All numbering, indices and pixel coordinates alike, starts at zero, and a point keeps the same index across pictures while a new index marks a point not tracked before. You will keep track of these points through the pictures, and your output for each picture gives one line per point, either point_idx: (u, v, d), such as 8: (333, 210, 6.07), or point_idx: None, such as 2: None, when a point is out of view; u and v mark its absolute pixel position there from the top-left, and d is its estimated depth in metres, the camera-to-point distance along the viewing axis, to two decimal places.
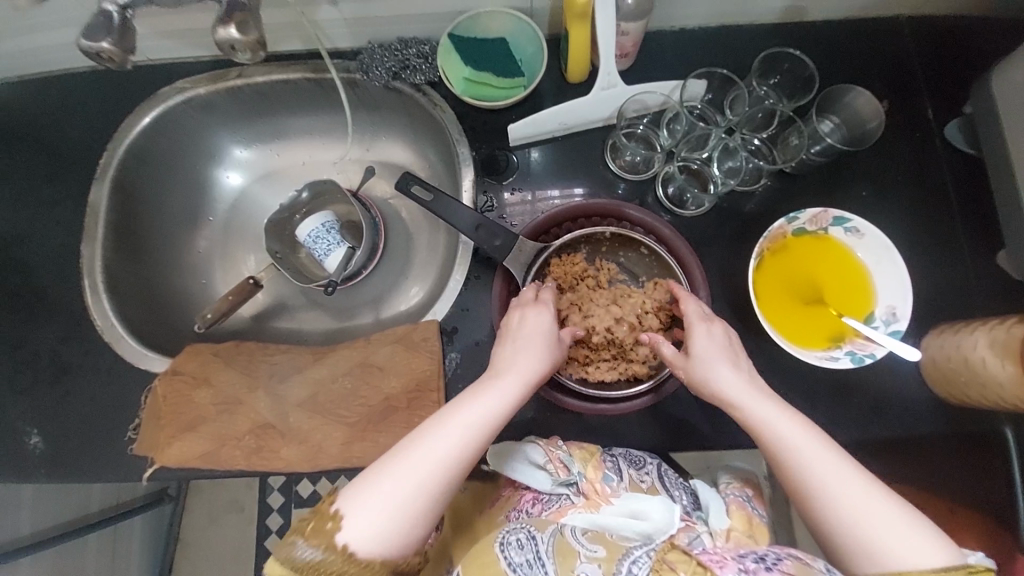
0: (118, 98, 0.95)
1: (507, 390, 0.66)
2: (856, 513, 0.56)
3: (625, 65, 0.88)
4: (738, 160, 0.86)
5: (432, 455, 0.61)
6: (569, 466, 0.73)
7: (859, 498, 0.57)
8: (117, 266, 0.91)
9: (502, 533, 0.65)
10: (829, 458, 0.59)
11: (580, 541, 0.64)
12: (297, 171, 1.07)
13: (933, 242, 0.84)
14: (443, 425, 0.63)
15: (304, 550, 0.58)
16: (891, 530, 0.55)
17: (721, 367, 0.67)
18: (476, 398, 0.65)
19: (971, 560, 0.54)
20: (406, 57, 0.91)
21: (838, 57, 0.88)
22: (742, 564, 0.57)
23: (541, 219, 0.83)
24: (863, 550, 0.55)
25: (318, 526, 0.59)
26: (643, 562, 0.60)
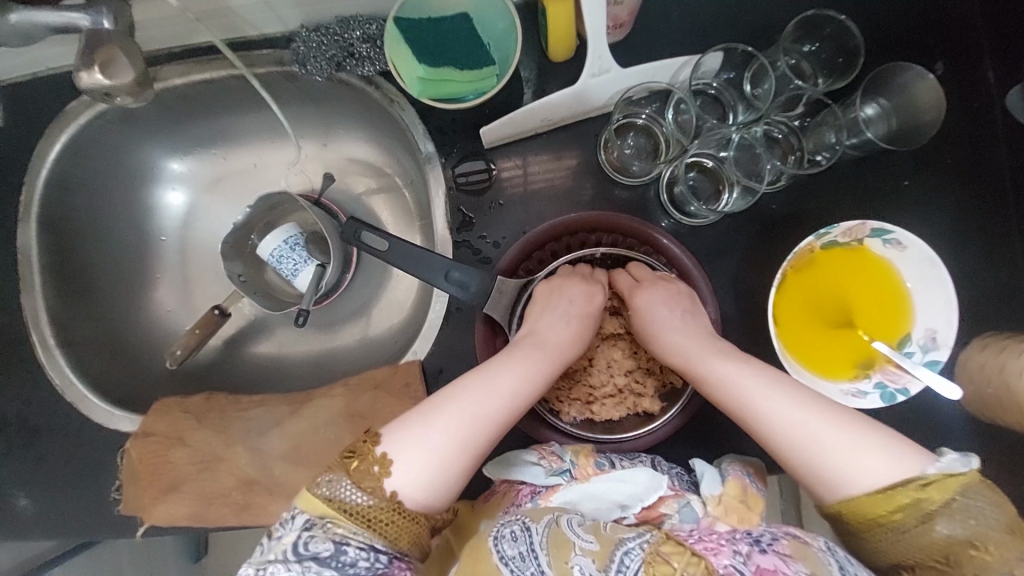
0: (21, 119, 0.81)
1: (542, 352, 0.65)
2: (816, 444, 0.55)
3: (619, 37, 0.71)
4: (757, 154, 0.71)
5: (481, 413, 0.59)
6: (561, 455, 0.68)
7: (817, 428, 0.56)
8: (65, 315, 0.83)
9: (496, 526, 0.59)
10: (785, 394, 0.58)
11: (576, 531, 0.58)
12: (249, 177, 0.94)
13: (988, 236, 0.72)
14: (490, 386, 0.61)
15: (347, 491, 0.53)
16: (861, 454, 0.54)
17: (677, 330, 0.67)
18: (522, 364, 0.63)
19: (931, 471, 0.51)
20: (349, 42, 0.75)
21: (889, 5, 0.70)
22: (736, 546, 0.56)
23: (523, 243, 0.71)
24: (831, 478, 0.54)
25: (365, 469, 0.55)
26: (635, 554, 0.54)
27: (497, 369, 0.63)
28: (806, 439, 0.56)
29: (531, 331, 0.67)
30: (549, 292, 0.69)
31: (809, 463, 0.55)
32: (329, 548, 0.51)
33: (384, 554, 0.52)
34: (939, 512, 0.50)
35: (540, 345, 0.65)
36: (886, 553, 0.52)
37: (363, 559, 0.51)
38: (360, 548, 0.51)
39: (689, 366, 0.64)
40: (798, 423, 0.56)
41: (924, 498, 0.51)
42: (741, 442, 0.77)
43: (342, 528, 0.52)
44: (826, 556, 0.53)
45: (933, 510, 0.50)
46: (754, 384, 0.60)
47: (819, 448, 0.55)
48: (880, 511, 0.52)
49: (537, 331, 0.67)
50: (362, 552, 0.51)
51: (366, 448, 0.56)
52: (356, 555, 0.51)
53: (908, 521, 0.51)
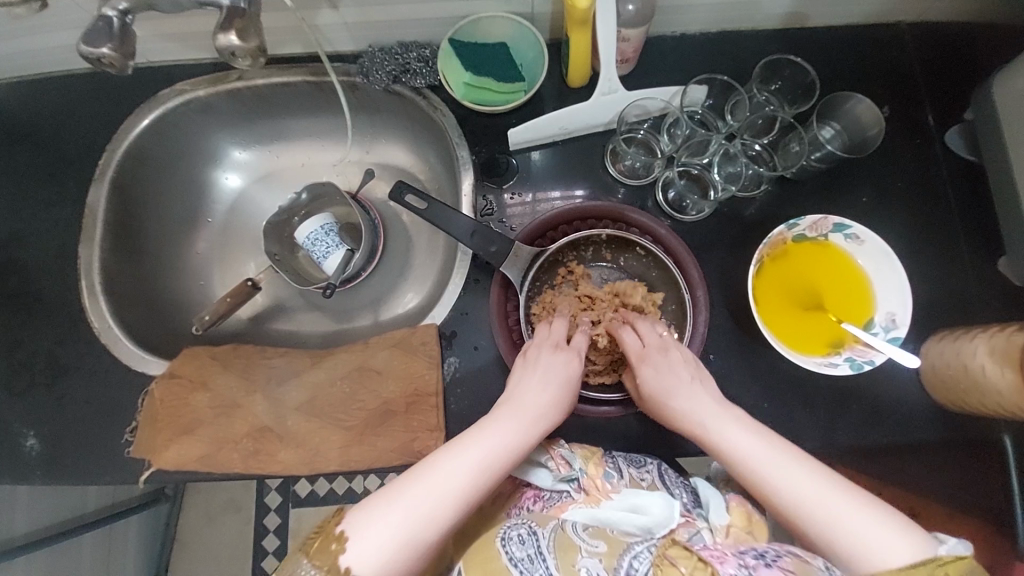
0: (118, 100, 0.95)
1: (516, 429, 0.66)
2: (825, 522, 0.58)
3: (626, 70, 0.88)
4: (740, 164, 0.86)
5: (458, 486, 0.60)
6: (570, 462, 0.74)
7: (828, 506, 0.59)
8: (114, 267, 0.91)
9: (503, 529, 0.69)
10: (799, 472, 0.62)
11: (580, 537, 0.68)
12: (295, 171, 1.07)
13: (932, 249, 0.84)
14: (463, 457, 0.62)
15: (307, 570, 0.56)
16: (871, 534, 0.57)
17: (688, 397, 0.70)
18: (498, 434, 0.65)
19: (942, 552, 0.55)
20: (406, 61, 0.90)
21: (840, 63, 0.89)
22: (743, 560, 0.60)
23: (537, 221, 0.82)
24: (841, 555, 0.57)
25: (323, 546, 0.56)
26: (644, 557, 0.65)
27: (473, 440, 0.64)
28: (816, 513, 0.59)
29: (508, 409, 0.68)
30: (527, 361, 0.74)
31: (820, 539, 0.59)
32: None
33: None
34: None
35: (521, 414, 0.67)
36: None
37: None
38: None
39: (702, 434, 0.68)
40: (808, 498, 0.60)
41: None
42: None
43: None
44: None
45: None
46: (766, 458, 0.63)
47: (830, 526, 0.58)
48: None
49: (523, 398, 0.69)
50: None
51: (328, 526, 0.58)
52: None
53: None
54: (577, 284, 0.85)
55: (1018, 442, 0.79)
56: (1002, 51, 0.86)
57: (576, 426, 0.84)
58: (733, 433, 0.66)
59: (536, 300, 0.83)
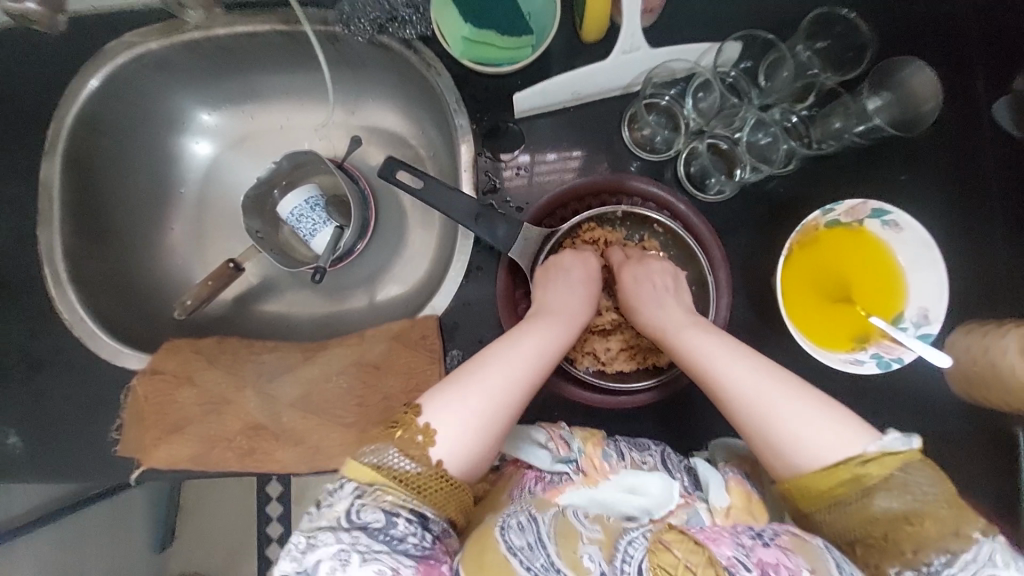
0: (58, 53, 0.82)
1: (561, 324, 0.69)
2: (767, 412, 0.60)
3: (650, 22, 0.76)
4: (772, 136, 0.76)
5: (514, 372, 0.63)
6: (569, 443, 0.71)
7: (776, 398, 0.60)
8: (80, 250, 0.82)
9: (502, 517, 0.59)
10: (748, 367, 0.62)
11: (580, 522, 0.61)
12: (273, 138, 0.96)
13: (974, 233, 0.78)
14: (514, 348, 0.65)
15: (394, 459, 0.56)
16: (819, 435, 0.57)
17: (659, 306, 0.71)
18: (540, 328, 0.67)
19: (872, 449, 0.56)
20: (393, 7, 0.77)
21: (895, 15, 0.77)
22: (738, 539, 0.57)
23: (546, 200, 0.75)
24: (783, 451, 0.58)
25: (408, 438, 0.57)
26: (639, 543, 0.57)
27: (519, 336, 0.66)
28: (760, 402, 0.60)
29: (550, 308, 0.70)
30: (547, 271, 0.73)
31: (763, 431, 0.60)
32: (380, 519, 0.54)
33: (431, 529, 0.55)
34: (879, 486, 0.55)
35: (555, 313, 0.69)
36: (828, 523, 0.57)
37: (412, 535, 0.54)
38: (408, 521, 0.54)
39: (665, 338, 0.69)
40: (766, 396, 0.60)
41: (868, 472, 0.55)
42: None
43: (393, 496, 0.55)
44: (825, 554, 0.55)
45: (871, 485, 0.55)
46: (720, 354, 0.64)
47: (771, 416, 0.59)
48: (816, 479, 0.56)
49: (554, 300, 0.71)
50: (411, 527, 0.54)
51: (408, 419, 0.59)
52: (405, 529, 0.54)
53: (850, 492, 0.56)
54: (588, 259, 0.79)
55: None
56: None
57: (583, 420, 0.80)
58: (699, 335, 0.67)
59: None
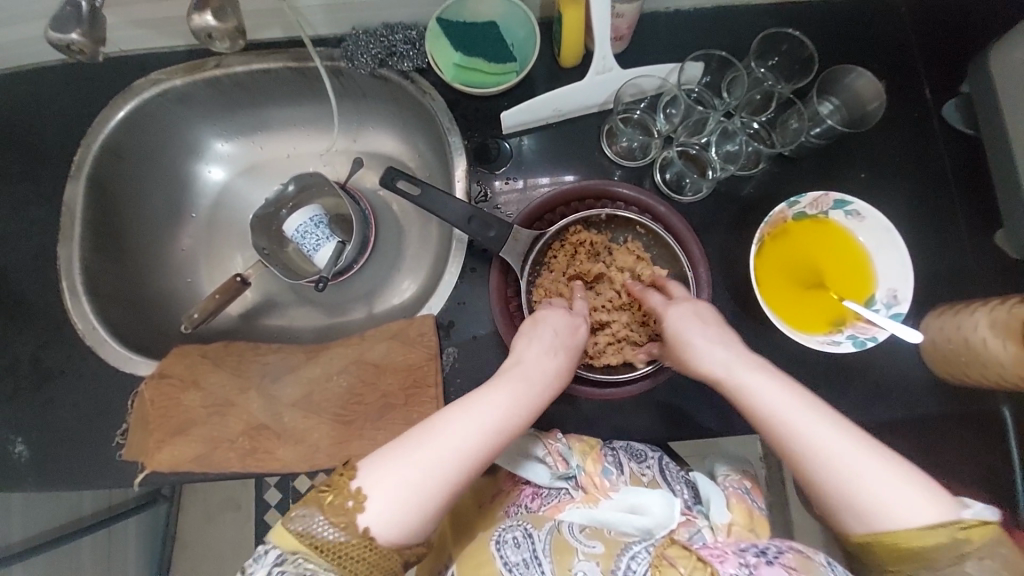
0: (91, 90, 0.91)
1: (519, 397, 0.63)
2: (857, 478, 0.55)
3: (620, 48, 0.85)
4: (738, 143, 0.84)
5: (458, 453, 0.58)
6: (568, 459, 0.72)
7: (864, 465, 0.56)
8: (97, 266, 0.88)
9: (498, 532, 0.66)
10: (833, 429, 0.58)
11: (578, 538, 0.65)
12: (282, 163, 1.04)
13: (931, 225, 0.84)
14: (465, 426, 0.59)
15: (320, 525, 0.55)
16: (901, 502, 0.54)
17: (718, 354, 0.64)
18: (512, 394, 0.63)
19: (967, 515, 0.54)
20: (392, 43, 0.86)
21: (838, 37, 0.87)
22: (743, 558, 0.57)
23: (535, 204, 0.80)
24: (864, 517, 0.55)
25: (338, 503, 0.56)
26: (642, 558, 0.62)
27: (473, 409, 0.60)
28: (850, 470, 0.56)
29: (512, 377, 0.64)
30: (533, 325, 0.70)
31: (843, 498, 0.56)
32: None
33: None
34: (971, 554, 0.54)
35: (530, 377, 0.65)
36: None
37: None
38: None
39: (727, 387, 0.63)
40: (843, 464, 0.56)
41: (961, 539, 0.53)
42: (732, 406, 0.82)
43: (314, 563, 0.54)
44: (827, 571, 0.56)
45: (969, 552, 0.53)
46: (802, 416, 0.58)
47: (862, 485, 0.55)
48: (907, 546, 0.54)
49: (532, 362, 0.66)
50: None
51: (341, 481, 0.57)
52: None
53: (940, 558, 0.54)
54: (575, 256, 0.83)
55: (1016, 414, 0.79)
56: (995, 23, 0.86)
57: (577, 414, 0.82)
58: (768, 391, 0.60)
59: (538, 285, 0.82)
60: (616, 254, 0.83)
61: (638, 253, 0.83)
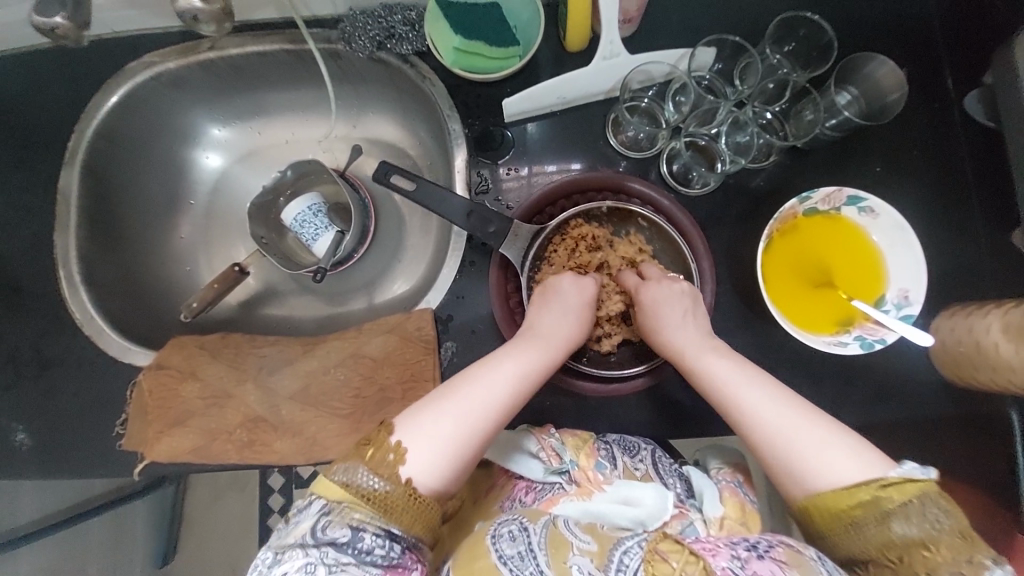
0: (82, 73, 0.88)
1: (547, 349, 0.68)
2: (786, 437, 0.59)
3: (629, 32, 0.81)
4: (749, 134, 0.80)
5: (492, 398, 0.61)
6: (561, 454, 0.73)
7: (797, 427, 0.59)
8: (93, 255, 0.87)
9: (494, 526, 0.64)
10: (769, 397, 0.62)
11: (572, 531, 0.64)
12: (280, 150, 1.01)
13: (948, 222, 0.81)
14: (497, 373, 0.63)
15: (364, 477, 0.55)
16: (840, 464, 0.56)
17: (681, 327, 0.70)
18: (532, 350, 0.67)
19: (891, 474, 0.55)
20: (391, 24, 0.83)
21: (860, 20, 0.82)
22: (734, 551, 0.58)
23: (535, 197, 0.78)
24: (798, 475, 0.58)
25: (380, 456, 0.56)
26: (635, 552, 0.60)
27: (502, 359, 0.65)
28: (780, 433, 0.59)
29: (541, 332, 0.69)
30: (544, 293, 0.74)
31: (780, 456, 0.59)
32: (346, 534, 0.53)
33: (399, 542, 0.54)
34: (896, 513, 0.53)
35: (547, 335, 0.69)
36: (844, 547, 0.55)
37: (379, 547, 0.53)
38: (375, 534, 0.53)
39: (683, 361, 0.68)
40: (781, 425, 0.60)
41: (884, 497, 0.54)
42: None
43: (360, 514, 0.54)
44: (818, 567, 0.55)
45: (891, 509, 0.53)
46: (748, 386, 0.63)
47: (794, 446, 0.58)
48: (836, 509, 0.55)
49: (547, 323, 0.71)
50: (378, 540, 0.53)
51: (381, 437, 0.58)
52: (372, 542, 0.53)
53: (866, 519, 0.54)
54: (578, 249, 0.80)
55: None
56: None
57: (576, 410, 0.82)
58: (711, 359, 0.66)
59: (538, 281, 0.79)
60: (616, 248, 0.81)
61: (641, 246, 0.81)
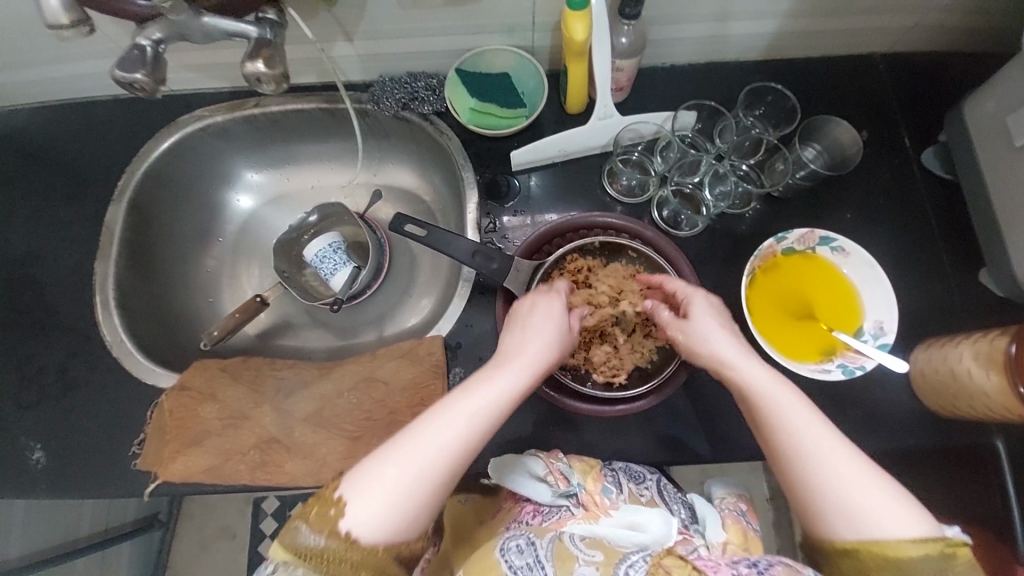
0: (140, 124, 1.00)
1: (511, 379, 0.66)
2: (838, 484, 0.58)
3: (620, 97, 0.94)
4: (730, 184, 0.91)
5: (440, 443, 0.60)
6: (569, 477, 0.74)
7: (845, 462, 0.60)
8: (129, 282, 0.94)
9: (502, 540, 0.68)
10: (818, 427, 0.62)
11: (579, 546, 0.67)
12: (307, 194, 1.11)
13: (916, 263, 0.89)
14: (449, 411, 0.62)
15: (307, 535, 0.57)
16: (888, 511, 0.57)
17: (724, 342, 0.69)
18: (493, 383, 0.65)
19: (952, 533, 0.56)
20: (414, 89, 0.96)
21: (820, 91, 0.95)
22: (737, 569, 0.60)
23: (533, 237, 0.86)
24: (848, 518, 0.57)
25: (323, 512, 0.58)
26: (639, 565, 0.63)
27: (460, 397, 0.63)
28: (821, 465, 0.59)
29: (510, 359, 0.68)
30: (511, 317, 0.74)
31: (831, 496, 0.58)
32: None
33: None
34: (956, 570, 0.54)
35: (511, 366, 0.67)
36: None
37: None
38: None
39: (729, 374, 0.67)
40: (828, 462, 0.60)
41: (948, 555, 0.55)
42: (728, 434, 0.84)
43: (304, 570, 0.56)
44: None
45: (952, 566, 0.54)
46: (795, 410, 0.63)
47: (839, 485, 0.58)
48: (887, 556, 0.55)
49: (513, 353, 0.69)
50: None
51: (326, 491, 0.59)
52: None
53: (925, 570, 0.55)
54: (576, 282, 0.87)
55: (1012, 448, 0.81)
56: (965, 82, 0.95)
57: (578, 436, 0.84)
58: (762, 376, 0.65)
59: None
60: (611, 278, 0.86)
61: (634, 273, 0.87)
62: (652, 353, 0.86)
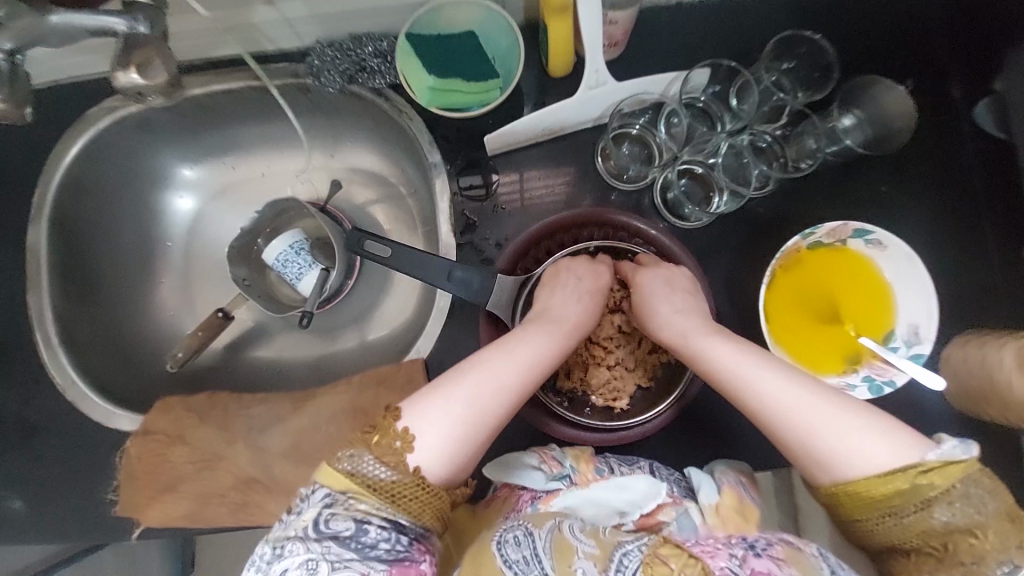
0: (42, 124, 0.84)
1: (557, 329, 0.65)
2: (811, 425, 0.54)
3: (615, 55, 0.76)
4: (745, 160, 0.77)
5: (499, 380, 0.58)
6: (561, 460, 0.69)
7: (812, 401, 0.55)
8: (71, 312, 0.84)
9: (499, 532, 0.59)
10: (781, 376, 0.57)
11: (578, 536, 0.59)
12: (256, 184, 0.95)
13: (958, 241, 0.77)
14: (505, 355, 0.60)
15: (369, 466, 0.51)
16: (869, 444, 0.52)
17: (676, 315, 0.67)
18: (538, 334, 0.64)
19: (931, 458, 0.50)
20: (361, 58, 0.79)
21: (863, 30, 0.77)
22: (733, 551, 0.56)
23: (517, 245, 0.74)
24: (829, 462, 0.53)
25: (386, 444, 0.53)
26: (635, 555, 0.55)
27: (513, 345, 0.62)
28: (801, 414, 0.55)
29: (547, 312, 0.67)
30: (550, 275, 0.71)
31: (807, 446, 0.54)
32: (350, 527, 0.50)
33: (405, 533, 0.51)
34: (939, 499, 0.49)
35: (558, 321, 0.66)
36: (880, 534, 0.51)
37: (384, 540, 0.50)
38: (380, 527, 0.50)
39: (684, 344, 0.65)
40: (796, 405, 0.55)
41: (924, 485, 0.50)
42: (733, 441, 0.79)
43: (365, 505, 0.50)
44: (818, 562, 0.55)
45: (933, 496, 0.49)
46: (752, 363, 0.59)
47: (813, 423, 0.54)
48: (873, 496, 0.51)
49: (555, 307, 0.68)
50: (382, 534, 0.50)
51: (386, 423, 0.54)
52: (376, 535, 0.50)
53: (905, 506, 0.50)
54: None
55: None
56: None
57: None
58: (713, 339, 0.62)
59: None
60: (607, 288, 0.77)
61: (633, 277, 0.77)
62: (656, 368, 0.78)
